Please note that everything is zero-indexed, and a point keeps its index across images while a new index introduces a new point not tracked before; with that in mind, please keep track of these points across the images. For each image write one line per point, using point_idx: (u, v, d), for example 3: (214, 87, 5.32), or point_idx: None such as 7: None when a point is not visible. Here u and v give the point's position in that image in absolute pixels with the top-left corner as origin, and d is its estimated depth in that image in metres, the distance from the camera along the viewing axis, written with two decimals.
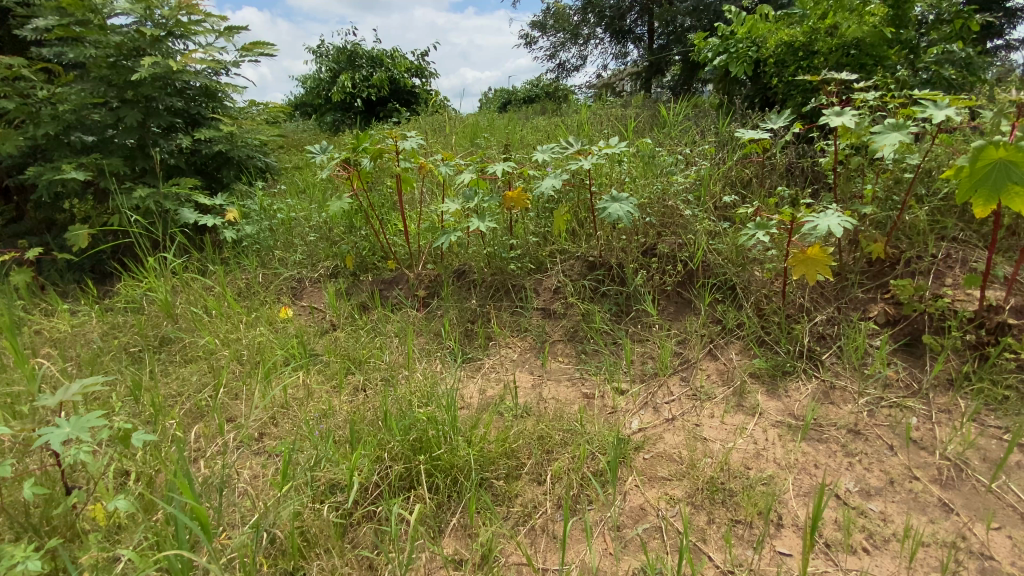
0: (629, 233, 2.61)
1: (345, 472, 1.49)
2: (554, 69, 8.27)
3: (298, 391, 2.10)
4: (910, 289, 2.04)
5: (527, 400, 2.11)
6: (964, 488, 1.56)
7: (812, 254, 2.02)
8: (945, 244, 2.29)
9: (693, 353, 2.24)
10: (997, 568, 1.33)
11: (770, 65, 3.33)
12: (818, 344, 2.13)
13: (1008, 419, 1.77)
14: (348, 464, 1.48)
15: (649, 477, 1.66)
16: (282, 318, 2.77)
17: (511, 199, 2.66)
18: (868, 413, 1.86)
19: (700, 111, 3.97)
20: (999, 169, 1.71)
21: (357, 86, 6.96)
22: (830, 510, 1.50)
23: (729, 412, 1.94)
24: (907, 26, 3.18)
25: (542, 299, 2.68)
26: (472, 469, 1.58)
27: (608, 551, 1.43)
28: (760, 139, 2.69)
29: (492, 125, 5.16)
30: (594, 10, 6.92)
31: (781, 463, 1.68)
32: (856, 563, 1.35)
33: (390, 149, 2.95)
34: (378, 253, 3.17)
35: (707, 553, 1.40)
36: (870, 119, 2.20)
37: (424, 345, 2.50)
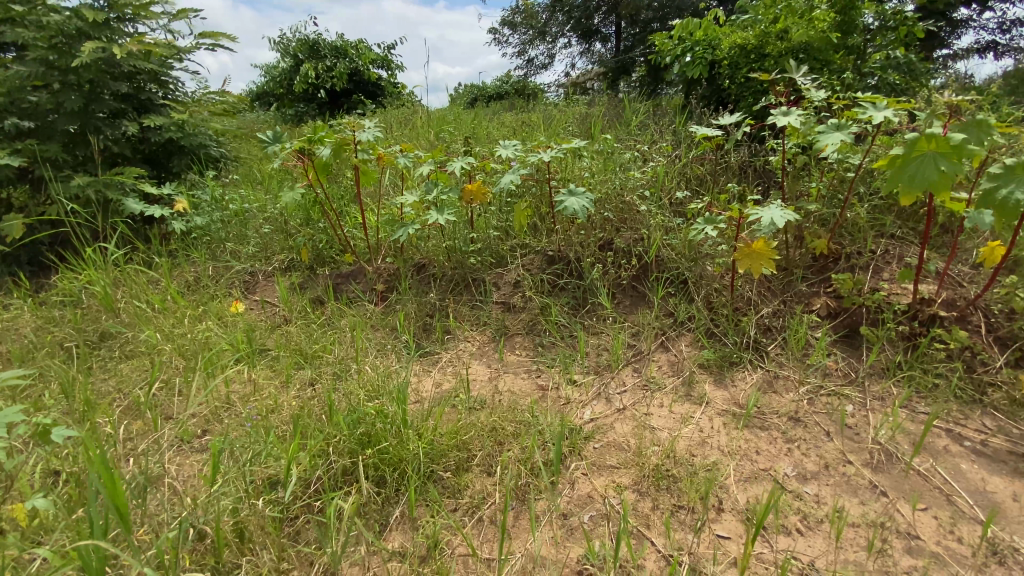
0: (587, 228, 2.63)
1: (285, 466, 1.45)
2: (523, 66, 8.27)
3: (245, 387, 2.03)
4: (849, 283, 2.13)
5: (483, 393, 2.10)
6: (893, 471, 1.63)
7: (757, 249, 2.08)
8: (884, 241, 2.40)
9: (645, 346, 2.28)
10: (921, 547, 1.39)
11: (724, 66, 3.42)
12: (764, 336, 2.20)
13: (936, 405, 1.87)
14: (288, 457, 1.44)
15: (599, 466, 1.68)
16: (232, 312, 2.67)
17: (470, 193, 2.63)
18: (808, 401, 1.93)
19: (661, 109, 4.04)
20: (928, 158, 1.80)
21: (320, 77, 6.78)
22: (768, 494, 1.56)
23: (678, 403, 1.98)
24: (854, 32, 3.31)
25: (501, 294, 2.67)
26: (420, 462, 1.56)
27: (555, 538, 1.44)
28: (714, 137, 2.75)
29: (457, 119, 5.11)
30: (563, 9, 6.95)
31: (725, 450, 1.72)
32: (791, 544, 1.40)
33: (348, 139, 2.88)
34: (335, 247, 3.10)
35: (650, 539, 1.42)
36: (816, 120, 2.28)
37: (379, 338, 2.46)
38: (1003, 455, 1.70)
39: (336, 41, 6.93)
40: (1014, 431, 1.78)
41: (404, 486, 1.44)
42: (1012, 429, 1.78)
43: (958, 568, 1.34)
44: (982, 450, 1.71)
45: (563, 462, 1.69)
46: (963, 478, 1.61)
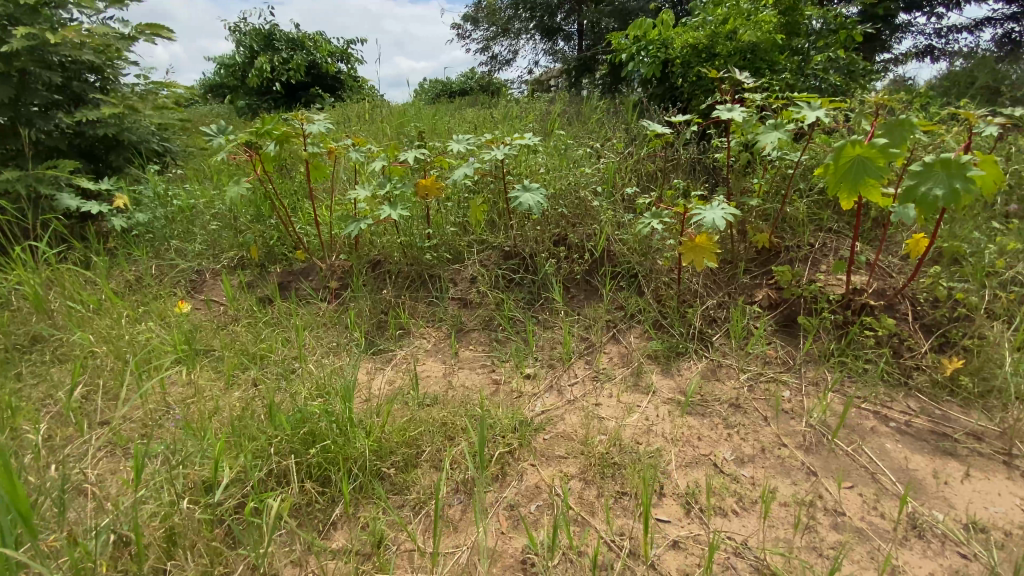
0: (542, 224, 2.65)
1: (210, 465, 1.43)
2: (486, 62, 8.21)
3: (186, 389, 1.96)
4: (788, 274, 2.23)
5: (436, 389, 2.09)
6: (824, 452, 1.72)
7: (701, 242, 2.15)
8: (822, 234, 2.52)
9: (597, 338, 2.32)
10: (846, 522, 1.47)
11: (676, 65, 3.50)
12: (709, 326, 2.28)
13: (866, 389, 1.98)
14: (213, 455, 1.42)
15: (547, 457, 1.70)
16: (176, 312, 2.57)
17: (424, 187, 2.60)
18: (748, 388, 2.01)
19: (618, 107, 4.10)
20: (858, 164, 1.87)
21: (275, 69, 6.56)
22: (707, 478, 1.62)
23: (627, 393, 2.03)
24: (798, 34, 3.46)
25: (458, 289, 2.66)
26: (365, 460, 1.55)
27: (501, 529, 1.46)
28: (664, 134, 2.81)
29: (416, 114, 5.02)
30: (525, 6, 6.95)
31: (669, 437, 1.78)
32: (725, 524, 1.46)
33: (297, 132, 2.80)
34: (286, 244, 3.02)
35: (593, 525, 1.46)
36: (757, 119, 2.36)
37: (331, 336, 2.41)
38: (924, 434, 1.81)
39: (292, 33, 6.72)
40: (934, 412, 1.90)
41: (333, 481, 1.42)
42: (933, 410, 1.90)
43: (879, 541, 1.42)
44: (906, 429, 1.82)
45: (512, 455, 1.71)
46: (887, 456, 1.71)
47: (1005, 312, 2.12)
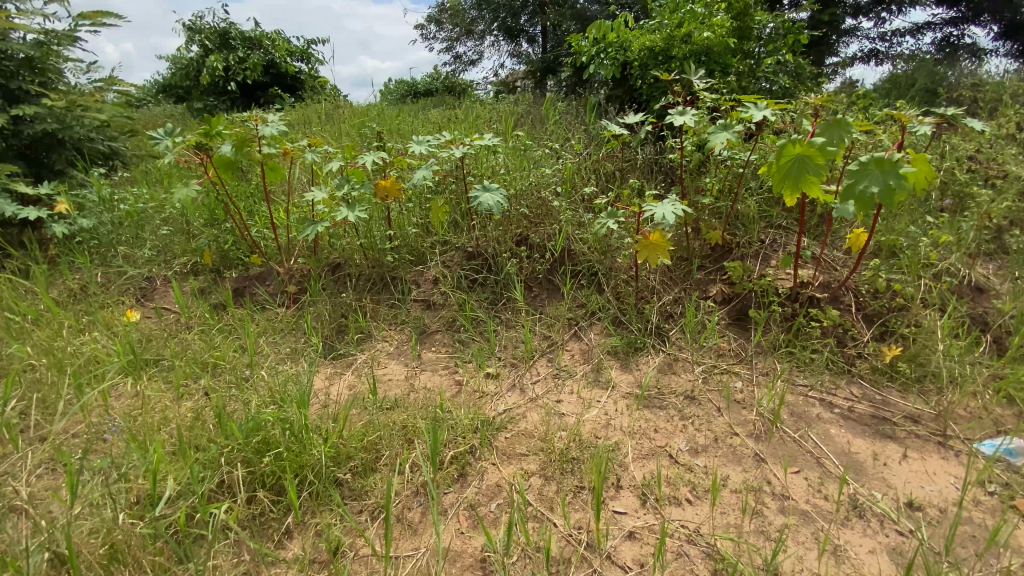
0: (503, 224, 2.67)
1: (150, 477, 1.40)
2: (451, 63, 8.17)
3: (133, 401, 1.89)
4: (739, 269, 2.31)
5: (397, 391, 2.07)
6: (773, 439, 1.79)
7: (655, 240, 2.20)
8: (771, 231, 2.62)
9: (559, 337, 2.35)
10: (792, 506, 1.54)
11: (634, 67, 3.57)
12: (666, 321, 2.34)
13: (812, 377, 2.07)
14: (150, 467, 1.39)
15: (509, 455, 1.71)
16: (124, 321, 2.47)
17: (383, 189, 2.57)
18: (703, 380, 2.07)
19: (580, 108, 4.15)
20: (799, 163, 1.96)
21: (230, 69, 6.38)
22: (663, 468, 1.67)
23: (587, 389, 2.06)
24: (749, 38, 3.57)
25: (420, 291, 2.65)
26: (321, 466, 1.52)
27: (461, 529, 1.46)
28: (621, 135, 2.86)
29: (378, 115, 4.95)
30: (489, 7, 6.96)
31: (627, 430, 1.83)
32: (679, 513, 1.50)
33: (250, 133, 2.73)
34: (242, 248, 2.93)
35: (552, 521, 1.48)
36: (707, 120, 2.44)
37: (290, 341, 2.36)
38: (866, 418, 1.90)
39: (248, 32, 6.54)
40: (875, 397, 2.00)
41: (283, 490, 1.39)
42: (874, 395, 2.00)
43: (822, 521, 1.49)
44: (849, 415, 1.91)
45: (473, 455, 1.71)
46: (832, 441, 1.79)
47: (939, 301, 2.25)
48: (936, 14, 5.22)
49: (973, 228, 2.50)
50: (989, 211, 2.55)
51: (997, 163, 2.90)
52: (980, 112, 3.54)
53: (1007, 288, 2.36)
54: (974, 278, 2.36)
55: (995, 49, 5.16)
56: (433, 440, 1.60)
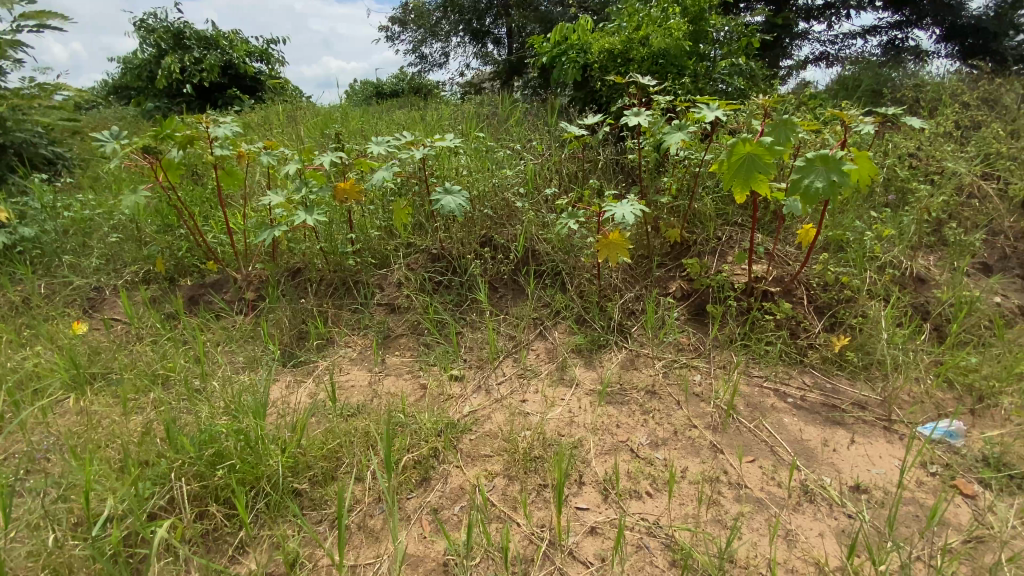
0: (466, 225, 2.67)
1: (90, 499, 1.34)
2: (416, 64, 8.10)
3: (79, 418, 1.80)
4: (696, 266, 2.37)
5: (359, 398, 2.03)
6: (730, 430, 1.84)
7: (614, 239, 2.24)
8: (727, 228, 2.69)
9: (523, 336, 2.36)
10: (747, 494, 1.59)
11: (595, 69, 3.65)
12: (628, 318, 2.38)
13: (767, 368, 2.13)
14: (86, 487, 1.34)
15: (473, 456, 1.71)
16: (69, 333, 2.36)
17: (342, 191, 2.52)
18: (663, 374, 2.12)
19: (544, 108, 4.19)
20: (749, 161, 2.02)
21: (186, 69, 6.16)
22: (624, 463, 1.70)
23: (552, 387, 2.08)
24: (704, 41, 3.67)
25: (384, 295, 2.60)
26: (278, 477, 1.49)
27: (424, 534, 1.45)
28: (582, 135, 2.90)
29: (341, 117, 4.86)
30: (453, 9, 6.95)
31: (590, 427, 1.86)
32: (639, 506, 1.53)
33: (202, 135, 2.64)
34: (197, 254, 2.84)
35: (515, 521, 1.49)
36: (662, 120, 2.50)
37: (248, 349, 2.29)
38: (817, 406, 1.98)
39: (204, 31, 6.32)
40: (826, 386, 2.07)
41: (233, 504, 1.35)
42: (825, 384, 2.08)
43: (775, 508, 1.54)
44: (801, 403, 1.99)
45: (436, 458, 1.70)
46: (785, 429, 1.86)
47: (884, 292, 2.36)
48: (883, 17, 5.46)
49: (914, 221, 2.63)
50: (928, 206, 2.69)
51: (935, 159, 3.05)
52: (920, 111, 3.73)
53: (945, 278, 2.49)
54: (915, 269, 2.48)
55: (937, 51, 5.42)
56: (388, 446, 1.57)
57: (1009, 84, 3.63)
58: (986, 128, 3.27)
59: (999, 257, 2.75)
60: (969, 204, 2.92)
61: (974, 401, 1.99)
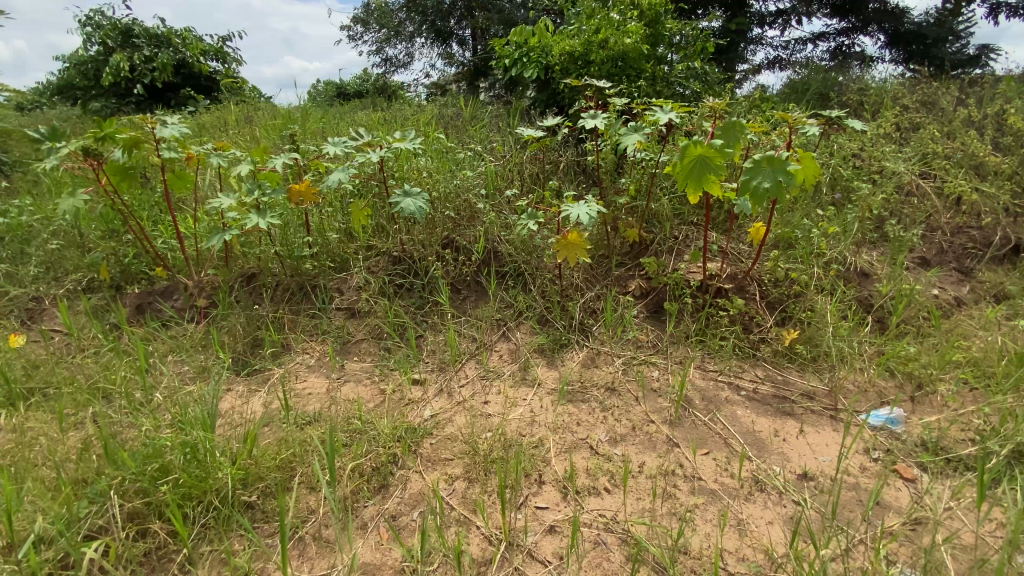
0: (427, 227, 2.64)
1: (18, 523, 1.27)
2: (380, 64, 7.99)
3: (13, 436, 1.70)
4: (654, 264, 2.42)
5: (316, 405, 1.99)
6: (687, 424, 1.89)
7: (573, 239, 2.26)
8: (684, 227, 2.76)
9: (486, 338, 2.36)
10: (701, 486, 1.63)
11: (556, 71, 3.68)
12: (589, 317, 2.41)
13: (722, 362, 2.19)
14: (13, 510, 1.27)
15: (433, 460, 1.70)
16: (3, 347, 2.23)
17: (297, 193, 2.45)
18: (623, 371, 2.15)
19: (507, 111, 4.20)
20: (700, 163, 2.07)
21: (136, 68, 5.90)
22: (584, 461, 1.72)
23: (514, 388, 2.08)
24: (662, 44, 3.75)
25: (343, 299, 2.54)
26: (227, 490, 1.44)
27: (381, 542, 1.43)
28: (542, 137, 2.92)
29: (300, 118, 4.74)
30: (416, 10, 6.88)
31: (551, 426, 1.87)
32: (598, 503, 1.55)
33: (147, 136, 2.53)
34: (145, 260, 2.72)
35: (475, 523, 1.49)
36: (619, 122, 2.54)
37: (199, 358, 2.21)
38: (768, 398, 2.05)
39: (155, 28, 6.06)
40: (777, 378, 2.15)
41: (175, 521, 1.30)
42: (776, 376, 2.16)
43: (727, 498, 1.58)
44: (753, 396, 2.05)
45: (395, 463, 1.67)
46: (738, 421, 1.91)
47: (831, 287, 2.46)
48: (830, 24, 5.71)
49: (857, 218, 2.76)
50: (870, 204, 2.82)
51: (877, 160, 3.20)
52: (863, 113, 3.91)
53: (887, 272, 2.62)
54: (859, 264, 2.60)
55: (882, 56, 5.68)
56: (330, 456, 1.52)
57: (944, 88, 3.84)
58: (924, 130, 3.45)
59: (936, 252, 2.91)
60: (909, 202, 3.08)
61: (914, 389, 2.09)
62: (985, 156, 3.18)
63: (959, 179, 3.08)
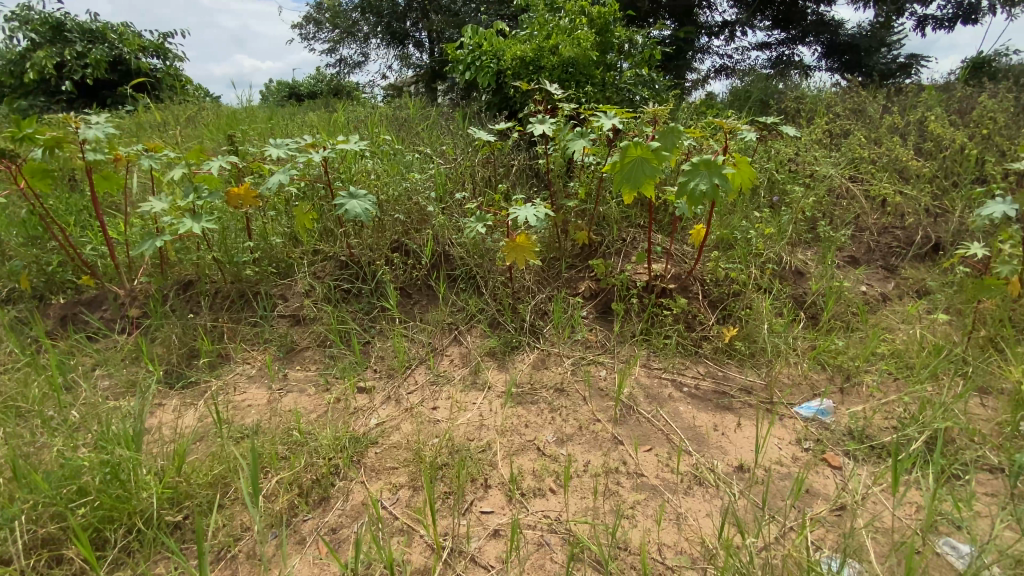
0: (376, 230, 2.60)
1: None
2: (334, 65, 7.81)
3: None
4: (601, 266, 2.46)
5: (256, 417, 1.91)
6: (632, 422, 1.93)
7: (521, 242, 2.27)
8: (631, 229, 2.82)
9: (436, 342, 2.34)
10: (644, 482, 1.67)
11: (508, 76, 3.70)
12: (540, 319, 2.42)
13: (667, 360, 2.25)
14: None
15: (377, 469, 1.67)
16: None
17: (237, 196, 2.35)
18: (571, 372, 2.18)
19: (461, 114, 4.20)
20: (638, 164, 2.13)
21: (67, 64, 5.54)
22: (530, 463, 1.73)
23: (463, 392, 2.07)
24: (611, 51, 3.83)
25: (287, 305, 2.47)
26: (152, 511, 1.38)
27: (319, 556, 1.40)
28: (493, 141, 2.92)
29: (246, 119, 4.57)
30: (370, 10, 6.77)
31: (499, 429, 1.87)
32: (542, 504, 1.57)
33: (71, 136, 2.35)
34: (71, 268, 2.55)
35: (419, 532, 1.47)
36: (567, 126, 2.56)
37: (130, 372, 2.10)
38: (710, 393, 2.12)
39: (88, 23, 5.72)
40: (717, 374, 2.23)
41: (87, 546, 1.23)
42: (717, 372, 2.24)
43: (667, 493, 1.63)
44: (695, 392, 2.12)
45: (337, 474, 1.64)
46: (680, 417, 1.97)
47: (768, 285, 2.57)
48: (772, 35, 6.00)
49: (792, 220, 2.90)
50: (803, 206, 2.98)
51: (811, 164, 3.38)
52: (800, 120, 4.11)
53: (819, 270, 2.76)
54: (794, 263, 2.74)
55: (819, 66, 5.99)
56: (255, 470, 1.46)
57: (872, 97, 4.09)
58: (853, 136, 3.66)
59: (865, 251, 3.10)
60: (839, 204, 3.27)
61: (843, 380, 2.21)
62: (908, 161, 3.40)
63: (884, 182, 3.29)
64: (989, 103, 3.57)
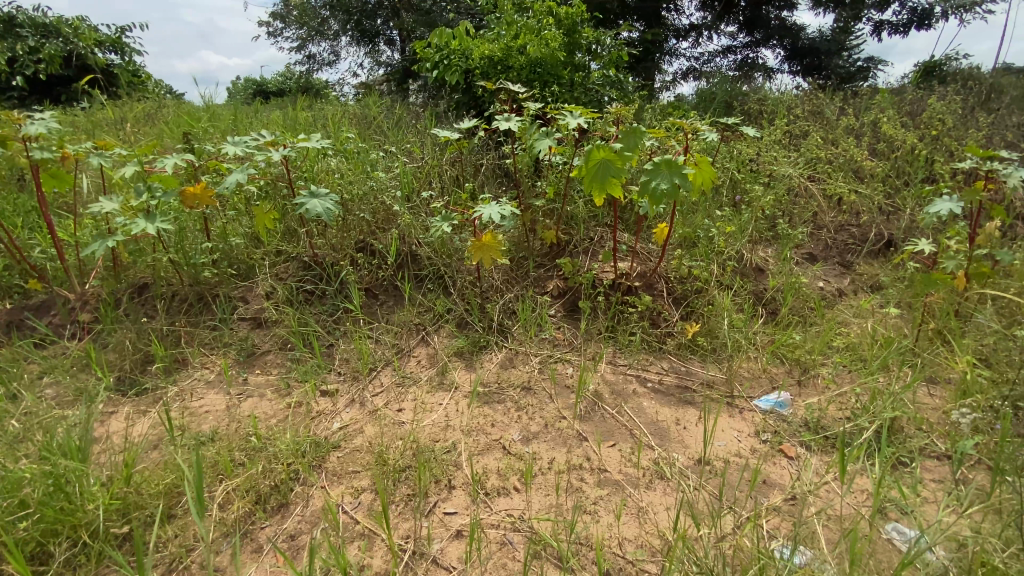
0: (340, 231, 2.56)
1: None
2: (302, 62, 7.65)
3: None
4: (567, 265, 2.48)
5: (213, 424, 1.86)
6: (597, 418, 1.95)
7: (487, 241, 2.26)
8: (598, 228, 2.85)
9: (403, 343, 2.32)
10: (607, 477, 1.69)
11: (476, 75, 3.68)
12: (507, 318, 2.43)
13: (631, 357, 2.29)
14: None
15: (339, 473, 1.65)
16: None
17: (193, 196, 2.28)
18: (538, 370, 2.19)
19: (430, 113, 4.17)
20: (604, 166, 2.15)
21: (18, 59, 5.28)
22: (495, 462, 1.73)
23: (430, 393, 2.06)
24: (579, 51, 3.85)
25: (248, 308, 2.41)
26: (98, 523, 1.33)
27: (277, 565, 1.37)
28: (459, 140, 2.90)
29: (208, 117, 4.44)
30: (338, 7, 6.66)
31: (465, 429, 1.86)
32: (506, 503, 1.57)
33: (13, 134, 2.24)
34: (17, 272, 2.44)
35: (380, 535, 1.46)
36: (532, 126, 2.57)
37: (79, 379, 2.02)
38: (673, 388, 2.16)
39: (40, 16, 5.46)
40: (680, 369, 2.27)
41: (21, 560, 1.16)
42: (680, 367, 2.28)
43: (630, 487, 1.66)
44: (659, 387, 2.16)
45: (297, 479, 1.61)
46: (643, 412, 2.00)
47: (730, 283, 2.63)
48: (737, 38, 6.13)
49: (753, 218, 2.98)
50: (763, 204, 3.06)
51: (772, 164, 3.47)
52: (763, 121, 4.22)
53: (779, 267, 2.84)
54: (755, 261, 2.81)
55: (781, 69, 6.17)
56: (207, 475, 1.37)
57: (829, 99, 4.23)
58: (812, 136, 3.78)
59: (822, 247, 3.20)
60: (798, 202, 3.37)
61: (800, 373, 2.29)
62: (862, 160, 3.54)
63: (840, 181, 3.41)
64: (938, 106, 3.73)
